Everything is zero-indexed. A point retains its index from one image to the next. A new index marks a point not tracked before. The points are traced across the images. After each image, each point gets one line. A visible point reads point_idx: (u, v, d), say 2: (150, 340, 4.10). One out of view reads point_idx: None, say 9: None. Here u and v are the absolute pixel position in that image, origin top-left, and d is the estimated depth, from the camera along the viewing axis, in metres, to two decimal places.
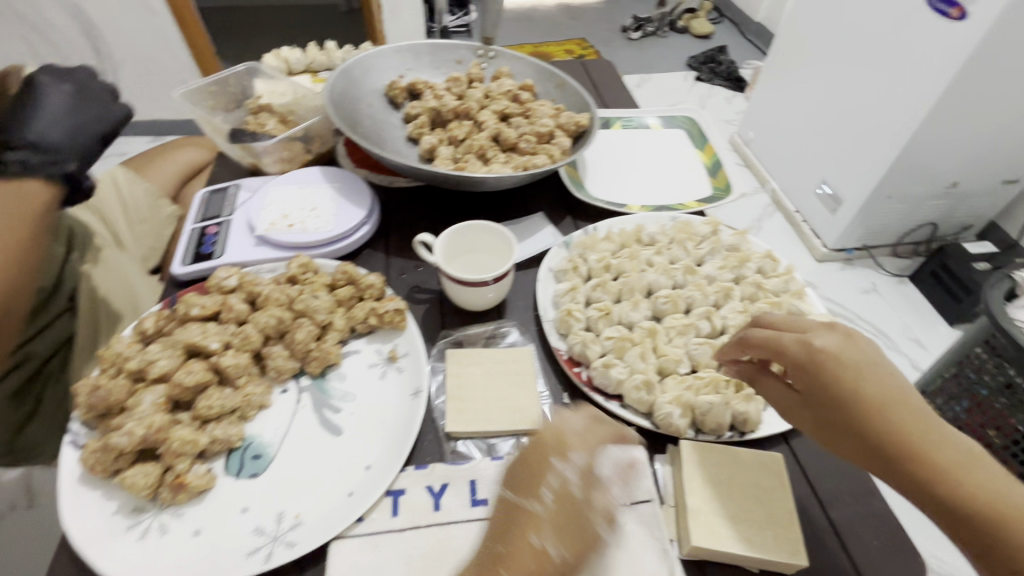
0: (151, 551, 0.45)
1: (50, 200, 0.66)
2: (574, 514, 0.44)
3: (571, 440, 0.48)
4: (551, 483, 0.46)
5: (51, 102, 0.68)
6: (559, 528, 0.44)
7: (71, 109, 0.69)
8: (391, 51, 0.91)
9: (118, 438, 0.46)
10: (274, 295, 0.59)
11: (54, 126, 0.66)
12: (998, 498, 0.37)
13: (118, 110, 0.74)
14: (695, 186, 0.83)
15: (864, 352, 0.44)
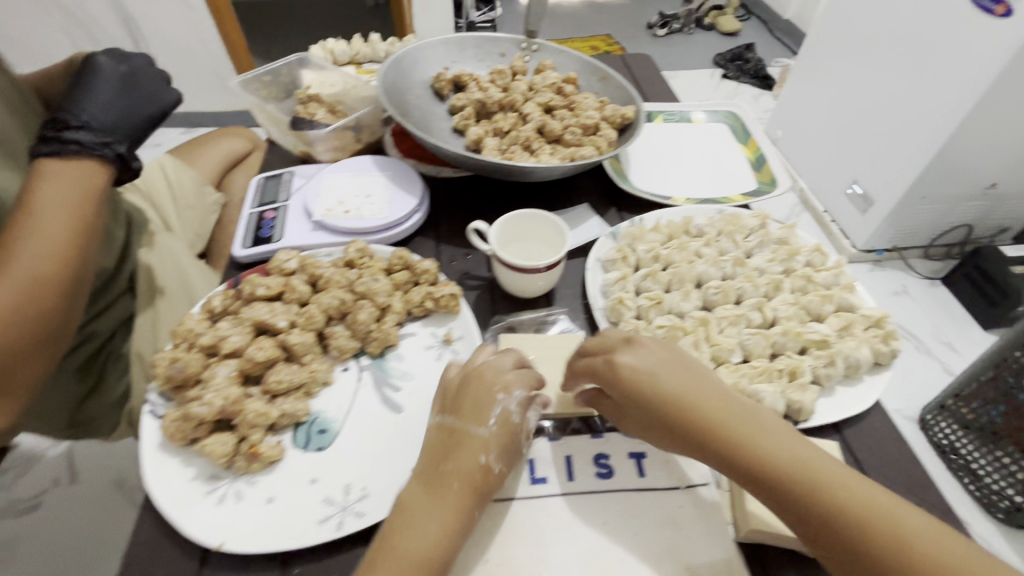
0: (229, 515, 0.47)
1: (102, 183, 0.64)
2: (513, 435, 0.48)
3: (504, 370, 0.51)
4: (495, 411, 0.48)
5: (101, 90, 0.69)
6: (501, 448, 0.47)
7: (123, 92, 0.70)
8: (438, 43, 0.93)
9: (199, 408, 0.49)
10: (336, 277, 0.61)
11: (108, 110, 0.67)
12: (817, 475, 0.41)
13: (168, 97, 0.76)
14: (739, 180, 0.83)
15: (658, 357, 0.49)
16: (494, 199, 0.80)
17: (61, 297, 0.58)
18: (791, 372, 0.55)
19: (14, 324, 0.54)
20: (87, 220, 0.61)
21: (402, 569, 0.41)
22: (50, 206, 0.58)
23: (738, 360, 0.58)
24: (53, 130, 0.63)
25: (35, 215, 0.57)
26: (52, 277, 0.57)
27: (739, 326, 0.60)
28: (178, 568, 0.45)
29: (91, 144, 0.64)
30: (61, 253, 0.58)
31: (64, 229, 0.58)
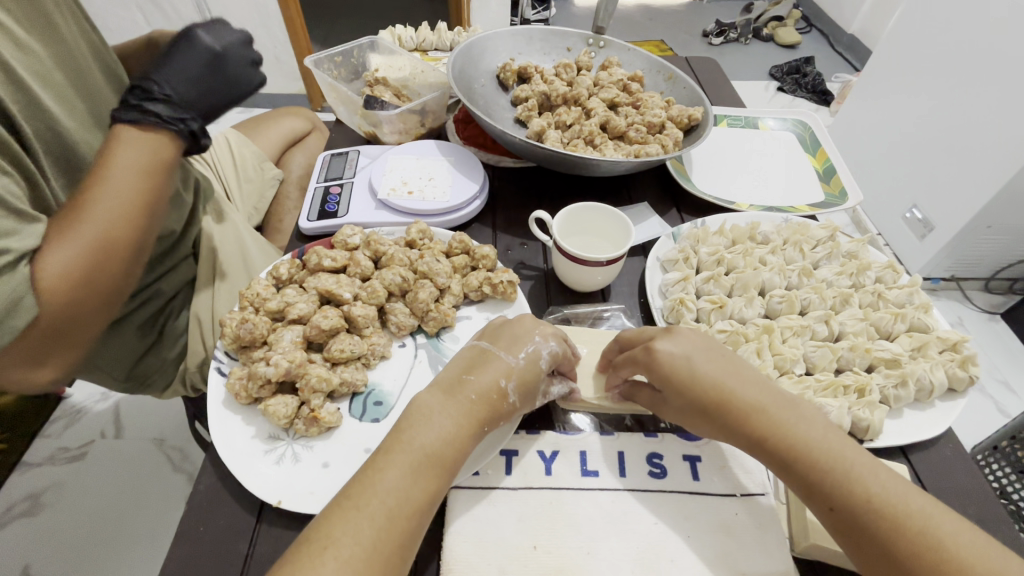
0: (287, 474, 0.48)
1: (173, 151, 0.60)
2: (535, 377, 0.49)
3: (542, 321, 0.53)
4: (528, 348, 0.50)
5: (187, 62, 0.65)
6: (523, 381, 0.48)
7: (211, 68, 0.67)
8: (506, 34, 0.93)
9: (265, 368, 0.50)
10: (398, 255, 0.62)
11: (193, 85, 0.64)
12: (861, 478, 0.41)
13: (253, 76, 0.73)
14: (807, 189, 0.80)
15: (696, 344, 0.48)
16: (553, 191, 0.80)
17: (123, 263, 0.56)
18: (859, 388, 0.53)
19: (75, 288, 0.52)
20: (154, 189, 0.58)
21: (412, 458, 0.42)
22: (122, 170, 0.55)
23: (802, 371, 0.56)
24: (134, 97, 0.59)
25: (107, 180, 0.54)
26: (117, 245, 0.55)
27: (803, 338, 0.58)
28: (237, 520, 0.46)
29: (168, 117, 0.59)
30: (128, 221, 0.55)
31: (134, 197, 0.56)
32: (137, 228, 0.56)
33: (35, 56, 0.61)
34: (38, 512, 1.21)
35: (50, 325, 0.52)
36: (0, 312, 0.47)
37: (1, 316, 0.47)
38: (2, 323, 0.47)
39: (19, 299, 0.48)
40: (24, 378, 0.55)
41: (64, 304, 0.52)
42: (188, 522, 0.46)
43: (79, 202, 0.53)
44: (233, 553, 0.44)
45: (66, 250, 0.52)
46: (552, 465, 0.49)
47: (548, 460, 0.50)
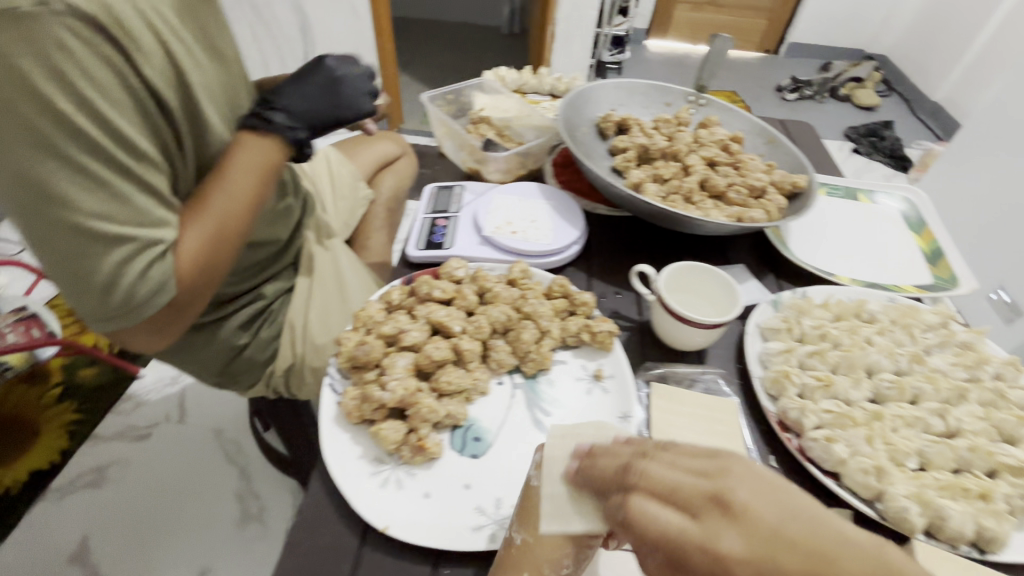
0: (391, 499, 0.49)
1: (281, 158, 0.68)
2: (532, 501, 0.43)
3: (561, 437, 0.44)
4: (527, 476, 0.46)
5: (313, 79, 0.70)
6: (521, 517, 0.44)
7: (329, 91, 0.70)
8: (611, 86, 0.96)
9: (382, 393, 0.53)
10: (503, 293, 0.65)
11: (306, 100, 0.68)
12: None
13: (366, 108, 0.74)
14: (913, 269, 0.78)
15: (762, 521, 0.29)
16: (649, 243, 0.81)
17: (232, 252, 0.65)
18: (982, 492, 0.50)
19: (199, 273, 0.61)
20: (258, 194, 0.65)
21: None
22: (235, 173, 0.63)
23: (915, 466, 0.53)
24: (259, 109, 0.66)
25: (223, 182, 0.62)
26: (229, 238, 0.63)
27: (916, 430, 0.56)
28: (341, 540, 0.48)
29: (282, 125, 0.66)
30: (237, 221, 0.64)
31: (245, 197, 0.64)
32: (242, 227, 0.65)
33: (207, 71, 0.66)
34: (101, 485, 1.27)
35: (178, 302, 0.61)
36: (149, 290, 0.56)
37: (149, 296, 0.57)
38: (150, 299, 0.57)
39: (164, 283, 0.57)
40: (146, 341, 0.64)
41: (190, 285, 0.61)
42: (296, 535, 0.48)
43: (199, 199, 0.62)
44: (337, 572, 0.46)
45: (195, 239, 0.60)
46: None
47: None
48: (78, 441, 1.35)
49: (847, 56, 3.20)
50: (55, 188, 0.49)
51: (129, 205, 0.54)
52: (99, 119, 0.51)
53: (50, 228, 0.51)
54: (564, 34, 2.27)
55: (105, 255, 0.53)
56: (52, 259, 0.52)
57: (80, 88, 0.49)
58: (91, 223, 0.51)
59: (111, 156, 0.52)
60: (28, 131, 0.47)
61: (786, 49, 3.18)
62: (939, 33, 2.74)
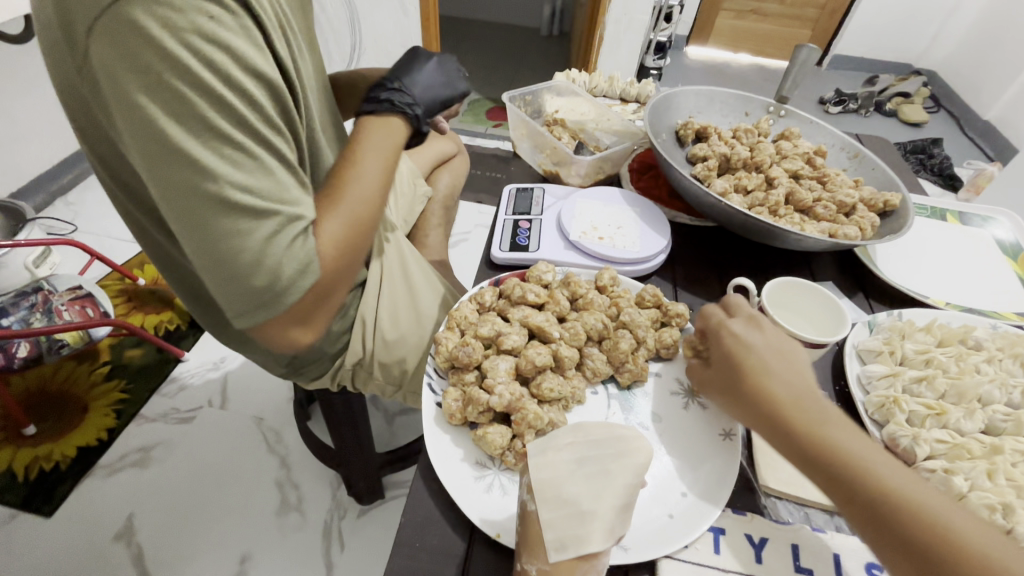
0: (497, 506, 0.48)
1: (401, 137, 0.64)
2: (530, 525, 0.43)
3: (543, 454, 0.44)
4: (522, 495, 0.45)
5: (416, 64, 0.70)
6: (526, 545, 0.42)
7: (436, 75, 0.70)
8: (691, 93, 0.95)
9: (490, 396, 0.52)
10: (597, 301, 0.64)
11: (418, 85, 0.68)
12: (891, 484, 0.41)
13: (464, 90, 0.73)
14: (1011, 296, 0.75)
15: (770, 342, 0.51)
16: (733, 255, 0.79)
17: (367, 239, 0.60)
18: None
19: (340, 260, 0.57)
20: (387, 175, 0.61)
21: None
22: (367, 153, 0.60)
23: None
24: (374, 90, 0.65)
25: (356, 162, 0.59)
26: (366, 224, 0.59)
27: None
28: (449, 543, 0.47)
29: (398, 102, 0.63)
30: (374, 204, 0.59)
31: (377, 176, 0.60)
32: (377, 211, 0.61)
33: (307, 60, 0.60)
34: (147, 465, 1.29)
35: (319, 291, 0.56)
36: (294, 271, 0.51)
37: (293, 277, 0.51)
38: (294, 283, 0.52)
39: (307, 263, 0.52)
40: (292, 340, 0.58)
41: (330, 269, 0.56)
42: (404, 535, 0.47)
43: (336, 184, 0.58)
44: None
45: (337, 224, 0.56)
46: (763, 553, 0.47)
47: (758, 547, 0.48)
48: (124, 420, 1.36)
49: (892, 71, 3.12)
50: (198, 157, 0.43)
51: (270, 176, 0.48)
52: (238, 88, 0.44)
53: (188, 202, 0.45)
54: (611, 38, 2.25)
55: (255, 235, 0.47)
56: (191, 241, 0.47)
57: (214, 55, 0.42)
58: (238, 196, 0.46)
59: (252, 125, 0.46)
60: (169, 96, 0.41)
61: (830, 60, 3.10)
62: (993, 50, 2.65)
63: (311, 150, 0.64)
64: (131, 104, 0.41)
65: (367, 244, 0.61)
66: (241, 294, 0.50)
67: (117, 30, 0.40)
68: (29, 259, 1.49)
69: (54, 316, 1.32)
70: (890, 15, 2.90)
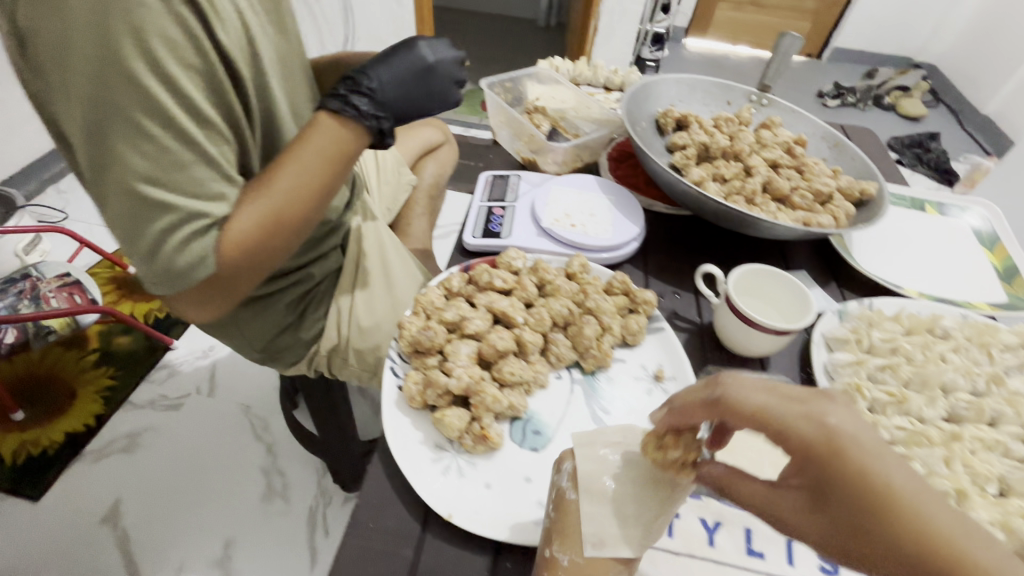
0: (453, 488, 0.49)
1: (352, 141, 0.59)
2: (569, 516, 0.43)
3: (595, 450, 0.46)
4: (564, 487, 0.44)
5: (402, 63, 0.65)
6: (562, 535, 0.42)
7: (421, 77, 0.66)
8: (672, 80, 0.94)
9: (449, 379, 0.52)
10: (564, 287, 0.64)
11: (398, 87, 0.64)
12: None
13: (450, 102, 0.70)
14: (985, 287, 0.75)
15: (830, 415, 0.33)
16: (707, 243, 0.79)
17: (291, 240, 0.58)
18: None
19: (249, 256, 0.55)
20: (320, 179, 0.57)
21: None
22: (304, 152, 0.56)
23: (995, 491, 0.51)
24: (344, 88, 0.60)
25: (288, 159, 0.56)
26: (287, 223, 0.56)
27: (994, 453, 0.53)
28: (404, 524, 0.47)
29: (366, 112, 0.59)
30: (295, 206, 0.56)
31: (310, 181, 0.56)
32: (303, 213, 0.57)
33: (270, 47, 0.60)
34: (134, 450, 1.29)
35: (224, 281, 0.55)
36: (189, 262, 0.51)
37: (190, 266, 0.51)
38: (188, 272, 0.51)
39: (206, 257, 0.52)
40: (190, 312, 0.59)
41: (236, 264, 0.54)
42: (360, 515, 0.47)
43: (265, 176, 0.55)
44: (397, 553, 0.45)
45: (249, 218, 0.53)
46: (716, 537, 0.48)
47: (711, 531, 0.48)
48: (112, 407, 1.35)
49: (892, 64, 3.09)
50: (112, 144, 0.45)
51: (186, 175, 0.49)
52: (169, 83, 0.45)
53: (112, 186, 0.47)
54: (607, 28, 2.22)
55: (151, 223, 0.48)
56: (111, 215, 0.49)
57: (155, 47, 0.44)
58: (139, 187, 0.46)
59: (181, 128, 0.47)
60: (98, 83, 0.43)
61: (830, 53, 3.08)
62: (993, 43, 2.62)
63: (270, 143, 0.64)
64: (66, 84, 0.44)
65: (290, 243, 0.58)
66: (142, 266, 0.51)
67: (70, 13, 0.42)
68: (19, 246, 1.49)
69: (41, 304, 1.31)
70: (891, 7, 2.86)
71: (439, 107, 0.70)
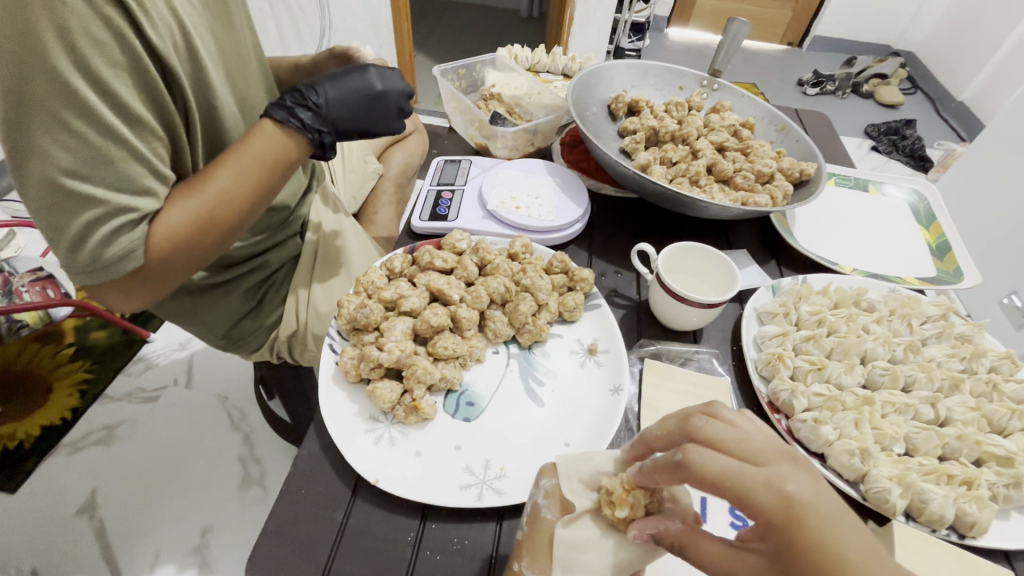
0: (383, 456, 0.51)
1: (291, 148, 0.62)
2: (545, 539, 0.42)
3: (578, 482, 0.43)
4: (544, 509, 0.43)
5: (351, 85, 0.68)
6: (533, 554, 0.41)
7: (371, 103, 0.69)
8: (624, 66, 0.96)
9: (381, 353, 0.55)
10: (503, 266, 0.65)
11: (344, 109, 0.66)
12: None
13: (393, 130, 0.73)
14: (917, 263, 0.77)
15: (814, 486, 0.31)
16: (652, 225, 0.81)
17: (224, 236, 0.60)
18: (965, 478, 0.50)
19: (179, 250, 0.56)
20: (256, 181, 0.60)
21: None
22: (242, 154, 0.59)
23: (901, 451, 0.54)
24: (291, 99, 0.63)
25: (226, 161, 0.58)
26: (220, 220, 0.58)
27: (905, 417, 0.56)
28: (334, 489, 0.49)
29: (309, 126, 0.63)
30: (228, 204, 0.58)
31: (246, 181, 0.59)
32: (237, 213, 0.59)
33: (212, 39, 0.61)
34: (111, 443, 1.22)
35: (149, 273, 0.56)
36: (115, 255, 0.51)
37: (117, 259, 0.52)
38: (113, 265, 0.52)
39: (133, 250, 0.52)
40: (118, 304, 0.59)
41: (165, 256, 0.56)
42: (292, 483, 0.50)
43: (202, 176, 0.58)
44: (328, 520, 0.47)
45: (182, 214, 0.56)
46: None
47: None
48: (88, 400, 1.29)
49: (871, 52, 3.11)
50: (33, 136, 0.45)
51: (111, 169, 0.49)
52: (95, 78, 0.46)
53: (33, 178, 0.47)
54: (583, 18, 2.22)
55: (75, 216, 0.48)
56: (32, 208, 0.49)
57: (79, 44, 0.45)
58: (61, 179, 0.47)
59: (107, 125, 0.48)
60: (17, 74, 0.43)
61: (810, 42, 3.10)
62: (968, 30, 2.65)
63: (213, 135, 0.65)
64: None
65: (222, 240, 0.60)
66: (63, 259, 0.51)
67: None
68: None
69: (15, 298, 1.28)
70: None
71: (387, 132, 0.73)
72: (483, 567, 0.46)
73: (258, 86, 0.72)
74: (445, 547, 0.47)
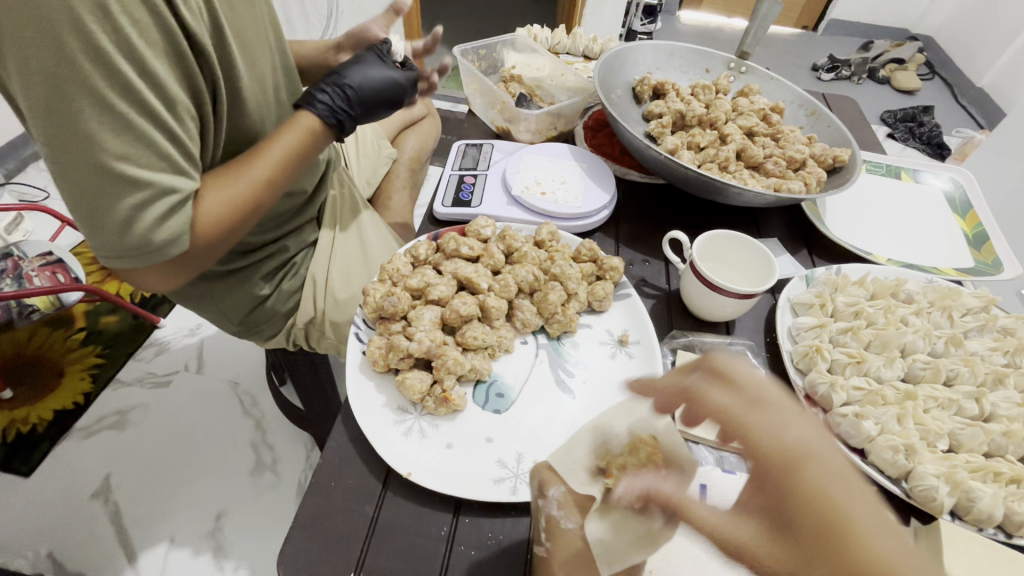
0: (413, 447, 0.49)
1: (326, 140, 0.63)
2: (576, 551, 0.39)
3: (583, 472, 0.41)
4: (562, 519, 0.40)
5: (382, 84, 0.67)
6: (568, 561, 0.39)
7: (390, 104, 0.69)
8: (649, 47, 0.93)
9: (410, 343, 0.53)
10: (531, 254, 0.63)
11: (371, 109, 0.66)
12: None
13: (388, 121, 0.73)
14: (953, 253, 0.75)
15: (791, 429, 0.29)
16: (680, 212, 0.79)
17: (255, 220, 0.60)
18: (1014, 476, 0.49)
19: (216, 234, 0.56)
20: (291, 173, 0.61)
21: None
22: (282, 145, 0.59)
23: (945, 448, 0.52)
24: (333, 94, 0.62)
25: (267, 151, 0.58)
26: (256, 207, 0.58)
27: (948, 412, 0.55)
28: (364, 482, 0.48)
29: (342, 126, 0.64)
30: (266, 193, 0.58)
31: (286, 171, 0.59)
32: (269, 200, 0.60)
33: (241, 18, 0.59)
34: (124, 427, 1.21)
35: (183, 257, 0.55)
36: (162, 239, 0.50)
37: (164, 244, 0.51)
38: (160, 249, 0.51)
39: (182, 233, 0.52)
40: (148, 284, 0.57)
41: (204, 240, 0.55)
42: (321, 475, 0.49)
43: (240, 163, 0.57)
44: (359, 513, 0.46)
45: (224, 199, 0.55)
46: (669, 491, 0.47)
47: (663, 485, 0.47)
48: (100, 385, 1.28)
49: (889, 36, 3.02)
50: (80, 121, 0.43)
51: (155, 150, 0.48)
52: (132, 57, 0.44)
53: (72, 159, 0.44)
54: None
55: (120, 200, 0.47)
56: (69, 190, 0.46)
57: (117, 21, 0.43)
58: (111, 163, 0.45)
59: (145, 103, 0.46)
60: (56, 53, 0.41)
61: (825, 26, 3.02)
62: (990, 13, 2.56)
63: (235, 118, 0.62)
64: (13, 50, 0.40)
65: (252, 224, 0.60)
66: (105, 242, 0.49)
67: None
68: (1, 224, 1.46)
69: (25, 283, 1.25)
70: None
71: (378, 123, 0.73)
72: (519, 563, 0.45)
73: (282, 67, 0.69)
74: (480, 543, 0.46)
